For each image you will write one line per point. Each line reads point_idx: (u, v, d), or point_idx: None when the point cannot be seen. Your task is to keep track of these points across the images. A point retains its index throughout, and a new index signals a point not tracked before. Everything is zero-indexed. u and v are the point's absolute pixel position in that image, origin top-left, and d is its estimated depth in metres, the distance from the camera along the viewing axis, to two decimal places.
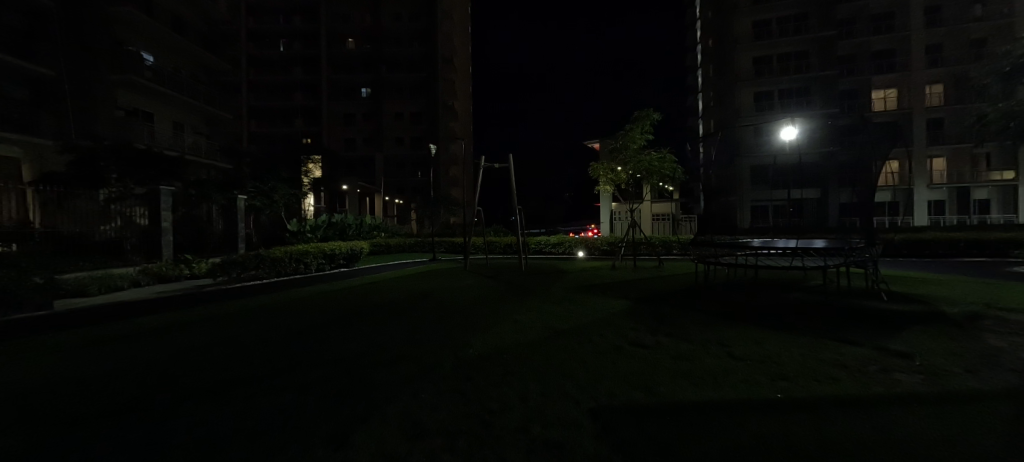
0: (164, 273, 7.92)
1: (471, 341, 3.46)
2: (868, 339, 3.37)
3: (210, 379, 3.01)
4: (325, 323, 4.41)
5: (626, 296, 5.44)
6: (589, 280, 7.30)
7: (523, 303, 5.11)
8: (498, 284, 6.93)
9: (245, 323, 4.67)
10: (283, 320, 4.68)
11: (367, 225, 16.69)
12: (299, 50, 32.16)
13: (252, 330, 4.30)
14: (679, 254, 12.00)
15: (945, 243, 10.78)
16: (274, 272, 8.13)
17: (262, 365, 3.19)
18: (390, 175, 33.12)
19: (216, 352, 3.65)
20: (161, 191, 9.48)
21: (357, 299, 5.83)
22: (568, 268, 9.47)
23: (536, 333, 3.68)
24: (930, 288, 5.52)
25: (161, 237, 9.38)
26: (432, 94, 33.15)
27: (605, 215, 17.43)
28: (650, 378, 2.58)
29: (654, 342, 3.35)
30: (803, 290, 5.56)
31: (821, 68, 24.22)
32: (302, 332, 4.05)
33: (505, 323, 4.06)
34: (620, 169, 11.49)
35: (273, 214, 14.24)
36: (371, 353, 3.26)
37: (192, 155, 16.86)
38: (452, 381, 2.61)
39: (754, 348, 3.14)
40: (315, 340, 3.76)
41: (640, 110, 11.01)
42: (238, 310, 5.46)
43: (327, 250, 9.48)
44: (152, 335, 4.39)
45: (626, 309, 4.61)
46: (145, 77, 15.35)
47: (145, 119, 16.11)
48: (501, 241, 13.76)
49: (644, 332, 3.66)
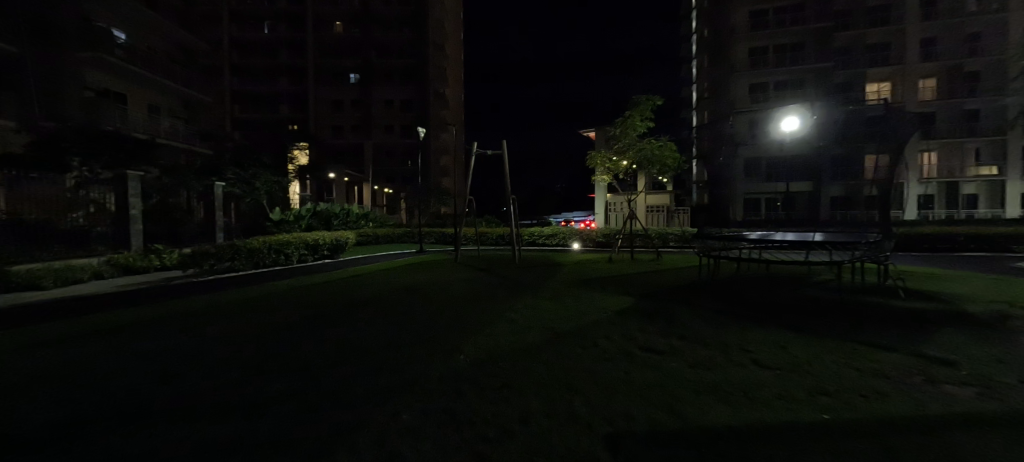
0: (132, 264, 7.37)
1: (461, 346, 3.07)
2: (902, 344, 3.04)
3: (153, 393, 2.56)
4: (300, 323, 3.98)
5: (629, 292, 5.09)
6: (589, 274, 6.91)
7: (519, 300, 4.72)
8: (492, 278, 6.55)
9: (210, 323, 4.19)
10: (255, 320, 4.23)
11: (355, 214, 16.13)
12: (284, 32, 31.06)
13: (218, 333, 3.84)
14: (677, 246, 11.70)
15: (945, 237, 10.64)
16: (251, 264, 7.61)
17: (219, 377, 2.75)
18: (379, 164, 32.36)
19: (168, 359, 3.19)
20: (128, 176, 8.83)
21: (339, 295, 5.40)
22: (564, 260, 9.13)
23: (536, 335, 3.32)
24: (945, 284, 5.25)
25: (129, 225, 8.90)
26: (422, 81, 32.25)
27: (600, 206, 17.04)
28: (670, 393, 2.21)
29: (667, 346, 3.00)
30: (815, 286, 5.23)
31: (818, 60, 23.80)
32: (272, 336, 3.61)
33: (500, 324, 3.68)
34: (615, 159, 11.15)
35: (254, 202, 13.65)
36: (341, 363, 2.83)
37: (168, 140, 16.08)
38: (438, 399, 2.20)
39: (782, 355, 2.79)
40: (284, 345, 3.33)
41: (640, 95, 10.55)
42: (207, 307, 4.99)
43: (310, 240, 8.98)
44: (105, 337, 3.90)
45: (630, 307, 4.26)
46: (117, 56, 14.53)
47: (118, 100, 15.35)
48: (494, 232, 13.41)
49: (654, 333, 3.31)
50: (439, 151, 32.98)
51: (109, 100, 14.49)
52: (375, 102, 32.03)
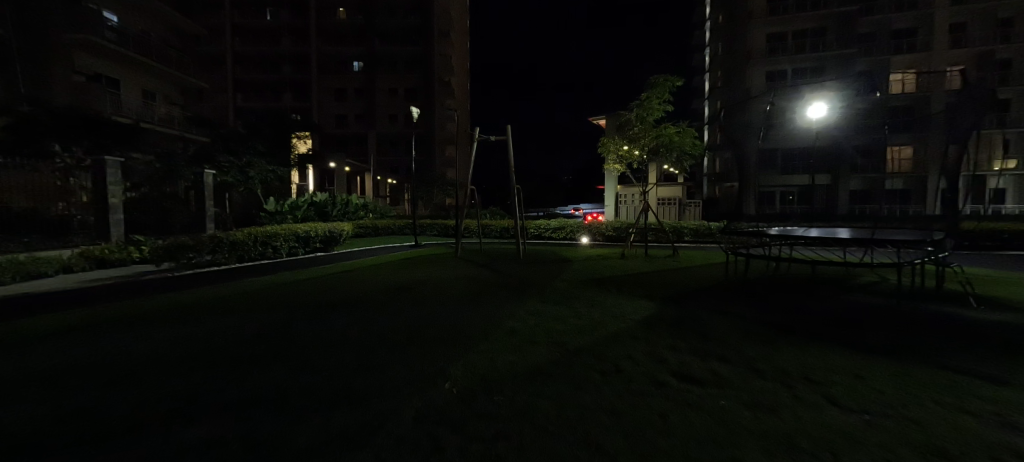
0: (107, 257, 6.81)
1: (449, 369, 2.44)
2: (1012, 375, 2.37)
3: (36, 431, 1.92)
4: (262, 335, 3.37)
5: (648, 295, 4.45)
6: (599, 271, 6.29)
7: (522, 304, 4.10)
8: (494, 275, 5.94)
9: (162, 334, 3.57)
10: (212, 329, 3.65)
11: (354, 205, 15.53)
12: (286, 18, 30.27)
13: (166, 347, 3.20)
14: (694, 241, 10.99)
15: (986, 235, 9.80)
16: (235, 258, 7.03)
17: (135, 413, 2.11)
18: (382, 154, 31.68)
19: (84, 383, 2.55)
20: (105, 161, 8.07)
21: (320, 295, 4.80)
22: (573, 255, 8.49)
23: (548, 351, 2.72)
24: (1022, 292, 4.46)
25: (109, 216, 8.11)
26: (426, 69, 31.45)
27: (611, 198, 16.35)
28: (733, 454, 1.58)
29: (708, 373, 2.36)
30: (864, 292, 4.53)
31: (839, 46, 22.66)
32: (225, 354, 2.99)
33: (500, 336, 3.06)
34: (627, 148, 10.38)
35: (247, 191, 13.04)
36: (287, 399, 2.19)
37: (162, 126, 15.51)
38: (404, 460, 1.56)
39: (863, 389, 2.17)
40: (231, 369, 2.69)
41: (658, 74, 9.66)
42: (169, 310, 4.42)
43: (301, 232, 8.40)
44: (35, 346, 3.31)
45: (652, 316, 3.63)
46: (107, 38, 13.91)
47: (110, 85, 14.76)
48: (498, 224, 12.79)
49: (690, 352, 2.70)
50: (444, 141, 32.25)
51: (100, 84, 13.90)
52: (378, 91, 31.34)
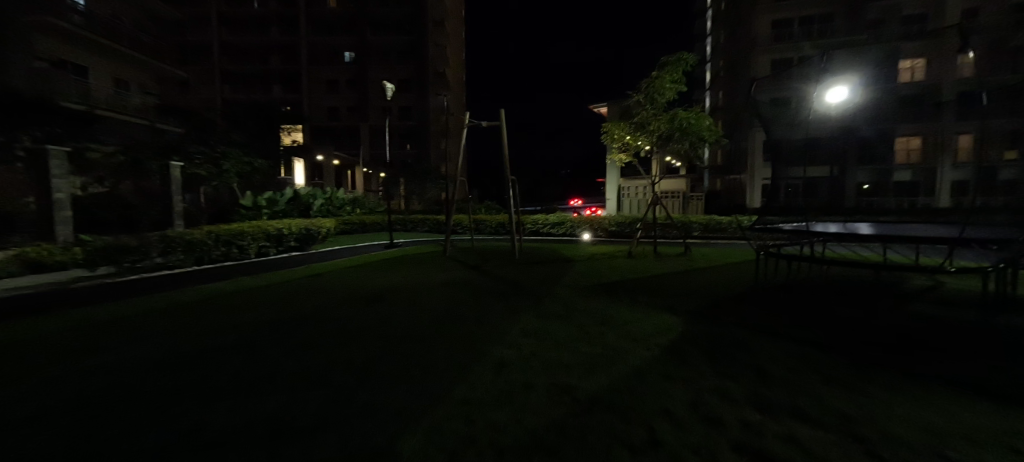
0: (42, 260, 5.96)
1: (400, 443, 1.63)
2: None
3: None
4: (172, 372, 2.58)
5: (669, 308, 3.65)
6: (606, 274, 5.46)
7: (515, 322, 3.32)
8: (486, 280, 5.13)
9: (43, 365, 2.74)
10: (112, 359, 2.84)
11: (340, 200, 14.64)
12: (274, 6, 29.04)
13: (30, 390, 2.35)
14: (702, 236, 10.22)
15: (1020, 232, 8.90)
16: (191, 260, 6.19)
17: None
18: (374, 148, 30.71)
19: None
20: (48, 151, 7.12)
21: (271, 309, 3.99)
22: (575, 254, 7.77)
23: (549, 405, 1.92)
24: None
25: (56, 213, 7.20)
26: (420, 59, 30.32)
27: (612, 191, 15.57)
28: None
29: (790, 447, 1.56)
30: (926, 302, 3.71)
31: (846, 33, 21.75)
32: (97, 406, 2.13)
33: (486, 375, 2.28)
34: (631, 137, 9.51)
35: (224, 186, 12.16)
36: None
37: (134, 117, 14.50)
38: None
39: None
40: (89, 434, 1.83)
41: (672, 51, 8.83)
42: (80, 329, 3.59)
43: (272, 230, 7.54)
44: None
45: (681, 339, 2.83)
46: (72, 22, 12.87)
47: (78, 73, 13.75)
48: (493, 219, 12.01)
49: (751, 404, 1.91)
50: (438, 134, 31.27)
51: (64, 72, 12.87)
52: (370, 81, 30.31)
